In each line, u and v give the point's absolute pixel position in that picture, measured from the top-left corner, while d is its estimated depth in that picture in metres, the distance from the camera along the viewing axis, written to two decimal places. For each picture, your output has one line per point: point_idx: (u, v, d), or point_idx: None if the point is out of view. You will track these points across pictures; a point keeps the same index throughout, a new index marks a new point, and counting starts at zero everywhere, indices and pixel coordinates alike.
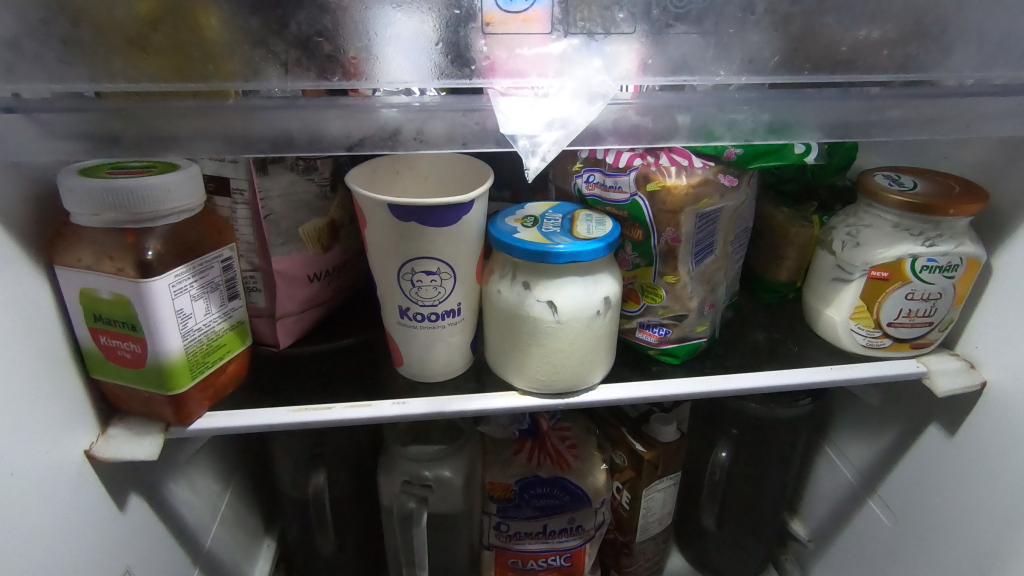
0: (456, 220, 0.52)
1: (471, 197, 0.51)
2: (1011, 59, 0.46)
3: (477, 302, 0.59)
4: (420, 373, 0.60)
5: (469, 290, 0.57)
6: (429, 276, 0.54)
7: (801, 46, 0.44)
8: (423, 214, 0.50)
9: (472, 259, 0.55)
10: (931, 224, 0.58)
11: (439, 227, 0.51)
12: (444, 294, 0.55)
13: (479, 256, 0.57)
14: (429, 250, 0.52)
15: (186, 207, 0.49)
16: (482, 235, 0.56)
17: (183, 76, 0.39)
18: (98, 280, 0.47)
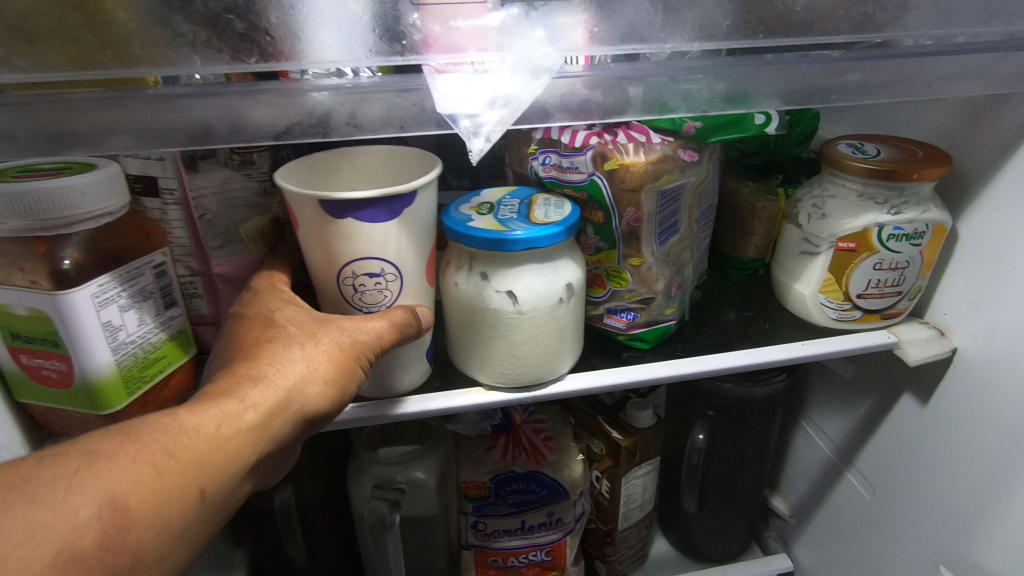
0: (396, 213, 0.48)
1: (410, 186, 0.47)
2: (966, 17, 0.44)
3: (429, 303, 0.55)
4: (374, 389, 0.54)
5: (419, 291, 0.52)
6: (371, 277, 0.50)
7: (755, 8, 0.42)
8: (360, 209, 0.46)
9: (419, 257, 0.51)
10: (896, 191, 0.57)
11: (377, 222, 0.47)
12: (390, 295, 0.51)
13: (428, 252, 0.52)
14: (368, 248, 0.48)
15: (106, 209, 0.44)
16: (429, 229, 0.52)
17: (79, 63, 0.35)
18: (10, 296, 0.43)
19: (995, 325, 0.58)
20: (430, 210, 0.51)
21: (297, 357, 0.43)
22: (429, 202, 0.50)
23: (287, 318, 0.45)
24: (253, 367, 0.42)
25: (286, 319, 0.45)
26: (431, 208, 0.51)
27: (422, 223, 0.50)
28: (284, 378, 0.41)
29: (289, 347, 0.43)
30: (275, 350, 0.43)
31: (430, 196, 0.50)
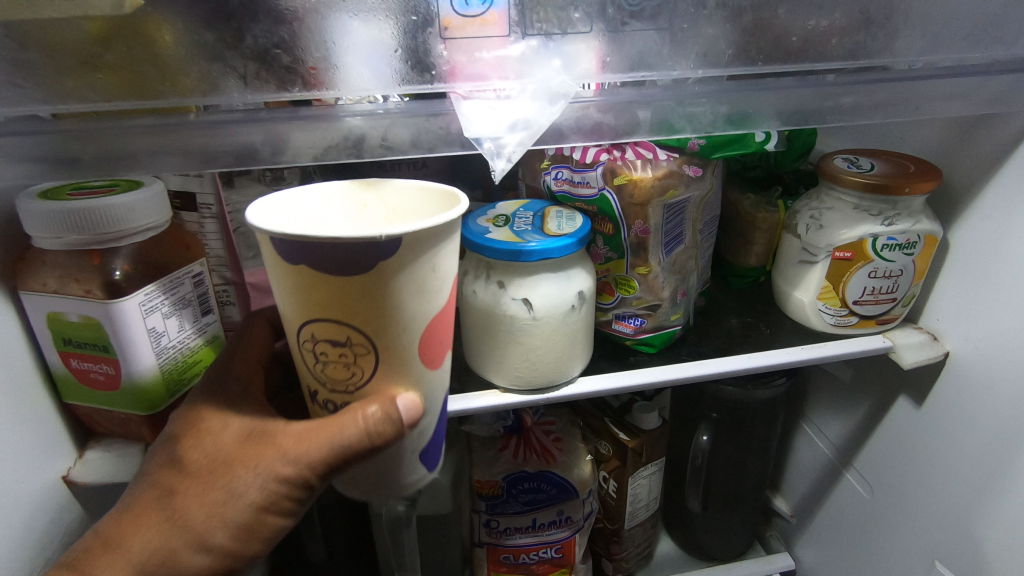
0: (376, 267, 0.33)
1: (397, 231, 0.32)
2: (952, 45, 0.48)
3: (428, 391, 0.40)
4: (357, 493, 0.43)
5: (408, 373, 0.38)
6: (337, 348, 0.36)
7: (755, 38, 0.45)
8: (325, 255, 0.32)
9: (406, 329, 0.36)
10: (889, 204, 0.60)
11: (347, 277, 0.33)
12: (362, 378, 0.37)
13: (429, 321, 0.37)
14: (333, 313, 0.35)
15: (152, 224, 0.48)
16: (432, 290, 0.36)
17: (139, 94, 0.38)
18: (66, 304, 0.46)
19: (984, 330, 0.61)
20: (439, 261, 0.36)
21: (173, 517, 0.40)
22: (434, 253, 0.35)
23: (193, 458, 0.41)
24: (128, 527, 0.41)
25: (194, 456, 0.41)
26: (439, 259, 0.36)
27: (421, 283, 0.35)
28: (149, 546, 0.40)
29: (173, 507, 0.40)
30: (158, 507, 0.41)
31: (436, 245, 0.35)
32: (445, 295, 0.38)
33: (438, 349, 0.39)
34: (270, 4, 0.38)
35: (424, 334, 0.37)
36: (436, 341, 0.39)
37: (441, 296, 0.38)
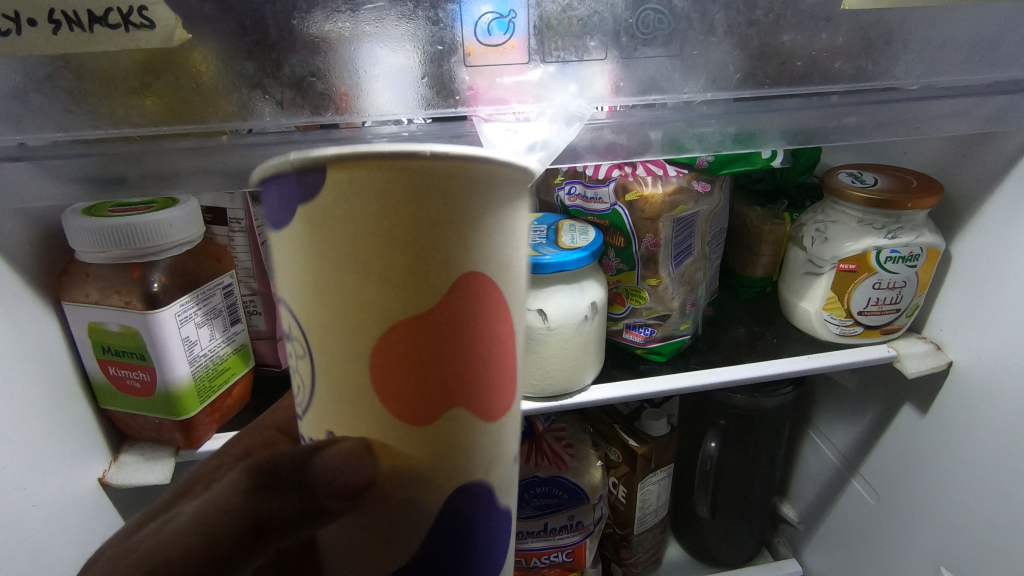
0: (328, 212, 0.23)
1: (352, 153, 0.22)
2: (951, 68, 0.50)
3: (451, 445, 0.26)
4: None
5: (401, 398, 0.25)
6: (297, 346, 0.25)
7: (761, 62, 0.47)
8: (271, 202, 0.24)
9: (343, 321, 0.24)
10: (892, 218, 0.62)
11: (298, 232, 0.23)
12: (333, 400, 0.25)
13: (434, 318, 0.24)
14: (292, 294, 0.25)
15: (186, 239, 0.51)
16: (438, 267, 0.23)
17: (183, 119, 0.41)
18: (107, 314, 0.49)
19: (986, 341, 0.62)
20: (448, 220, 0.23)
21: None
22: (433, 201, 0.22)
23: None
24: None
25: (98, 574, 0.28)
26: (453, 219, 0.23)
27: (405, 249, 0.23)
28: None
29: None
30: None
31: (434, 186, 0.22)
32: (473, 288, 0.24)
33: (459, 375, 0.25)
34: (307, 35, 0.41)
35: (415, 339, 0.24)
36: (455, 358, 0.25)
37: (460, 286, 0.24)
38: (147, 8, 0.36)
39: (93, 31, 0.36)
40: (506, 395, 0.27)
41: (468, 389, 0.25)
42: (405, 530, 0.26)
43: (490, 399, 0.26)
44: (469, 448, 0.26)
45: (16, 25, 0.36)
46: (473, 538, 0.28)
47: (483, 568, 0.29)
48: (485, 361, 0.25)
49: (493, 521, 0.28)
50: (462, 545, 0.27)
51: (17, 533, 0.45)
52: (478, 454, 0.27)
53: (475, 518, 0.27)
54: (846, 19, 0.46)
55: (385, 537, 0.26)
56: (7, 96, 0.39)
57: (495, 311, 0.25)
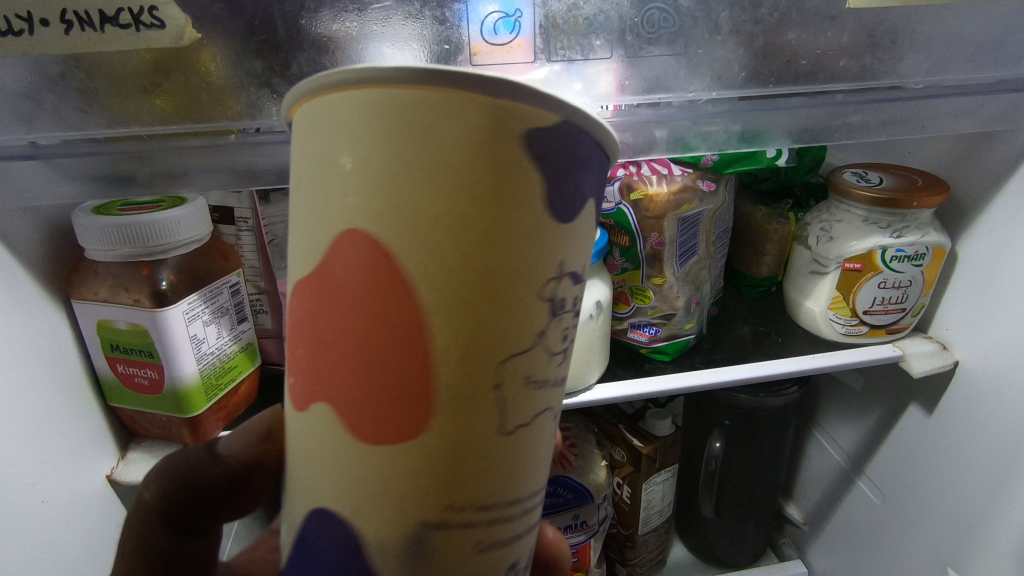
0: (394, 128, 0.24)
1: (424, 71, 0.23)
2: (956, 66, 0.50)
3: (487, 384, 0.26)
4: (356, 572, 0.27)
5: (439, 325, 0.25)
6: (340, 270, 0.26)
7: (766, 60, 0.47)
8: (343, 118, 0.25)
9: (421, 236, 0.24)
10: (898, 217, 0.62)
11: (360, 148, 0.24)
12: (371, 328, 0.25)
13: (480, 246, 0.25)
14: (341, 215, 0.25)
15: (195, 237, 0.51)
16: (491, 196, 0.24)
17: (192, 118, 0.41)
18: (116, 312, 0.49)
19: (994, 340, 0.62)
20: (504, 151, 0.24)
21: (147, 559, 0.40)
22: (491, 131, 0.24)
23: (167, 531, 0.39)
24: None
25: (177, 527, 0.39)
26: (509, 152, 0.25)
27: (462, 171, 0.24)
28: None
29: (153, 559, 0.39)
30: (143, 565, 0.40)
31: (497, 113, 0.24)
32: (521, 221, 0.25)
33: (500, 306, 0.25)
34: (314, 35, 0.41)
35: (485, 261, 0.25)
36: (495, 290, 0.25)
37: (509, 216, 0.25)
38: (157, 8, 0.36)
39: (104, 31, 0.36)
40: (546, 343, 0.27)
41: (508, 324, 0.26)
42: (429, 474, 0.26)
43: (528, 337, 0.26)
44: (504, 388, 0.26)
45: (29, 25, 0.36)
46: (492, 500, 0.28)
47: (495, 546, 0.28)
48: (526, 299, 0.26)
49: (515, 483, 0.28)
50: (478, 511, 0.27)
51: (27, 528, 0.45)
52: (514, 402, 0.27)
53: (498, 477, 0.27)
54: (851, 17, 0.46)
55: (406, 485, 0.26)
56: (20, 96, 0.39)
57: (542, 250, 0.26)
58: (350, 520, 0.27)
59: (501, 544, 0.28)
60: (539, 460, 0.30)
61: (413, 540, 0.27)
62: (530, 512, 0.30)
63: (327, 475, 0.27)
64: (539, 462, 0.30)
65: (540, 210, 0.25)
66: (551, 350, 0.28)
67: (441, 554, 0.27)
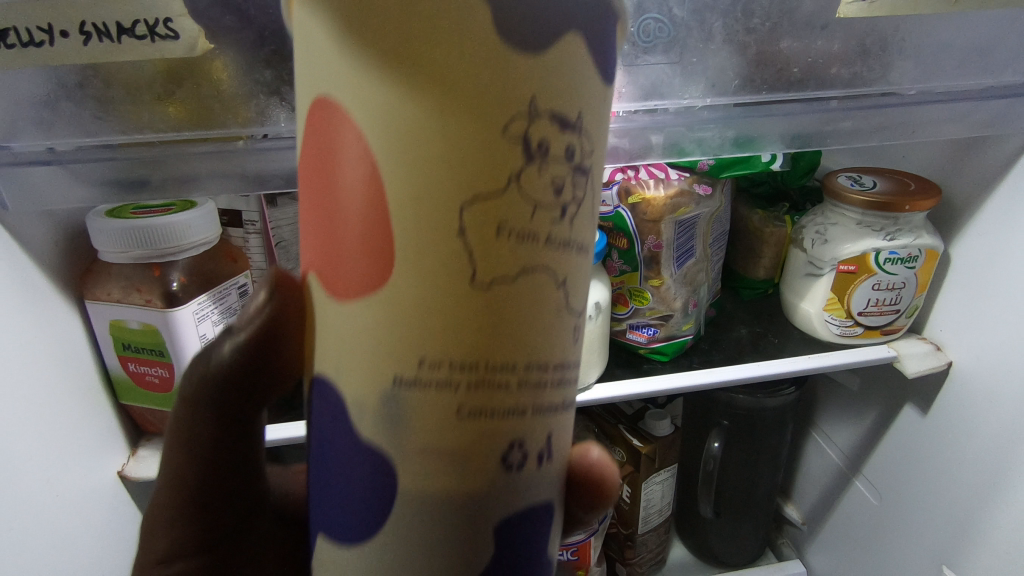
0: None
1: None
2: (944, 73, 0.51)
3: (486, 231, 0.23)
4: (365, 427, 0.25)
5: (426, 167, 0.22)
6: (329, 125, 0.24)
7: (759, 68, 0.48)
8: None
9: (411, 69, 0.22)
10: (890, 220, 0.63)
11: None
12: (357, 179, 0.23)
13: (463, 76, 0.22)
14: (321, 67, 0.23)
15: (204, 240, 0.52)
16: (467, 17, 0.22)
17: (203, 125, 0.43)
18: (128, 312, 0.51)
19: (987, 341, 0.63)
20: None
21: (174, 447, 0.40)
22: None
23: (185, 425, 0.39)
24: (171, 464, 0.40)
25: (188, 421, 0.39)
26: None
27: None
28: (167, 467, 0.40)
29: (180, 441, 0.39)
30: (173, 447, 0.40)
31: None
32: (507, 48, 0.22)
33: (491, 142, 0.22)
34: None
35: (483, 89, 0.22)
36: (486, 124, 0.22)
37: (495, 41, 0.22)
38: (171, 20, 0.38)
39: (121, 42, 0.38)
40: (553, 195, 0.24)
41: (505, 164, 0.23)
42: (436, 331, 0.23)
43: (540, 180, 0.23)
44: (506, 237, 0.23)
45: (49, 36, 0.38)
46: (504, 362, 0.24)
47: (514, 417, 0.25)
48: (523, 141, 0.23)
49: (529, 350, 0.24)
50: (488, 373, 0.24)
51: (44, 521, 0.47)
52: (519, 254, 0.23)
53: (507, 338, 0.24)
54: (844, 25, 0.47)
55: (403, 341, 0.24)
56: (39, 104, 0.41)
57: (535, 83, 0.23)
58: (355, 386, 0.25)
59: (520, 414, 0.25)
60: (562, 334, 0.26)
61: (418, 406, 0.24)
62: (558, 390, 0.26)
63: (336, 345, 0.25)
64: (560, 334, 0.25)
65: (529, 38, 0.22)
66: (560, 205, 0.24)
67: (452, 419, 0.24)
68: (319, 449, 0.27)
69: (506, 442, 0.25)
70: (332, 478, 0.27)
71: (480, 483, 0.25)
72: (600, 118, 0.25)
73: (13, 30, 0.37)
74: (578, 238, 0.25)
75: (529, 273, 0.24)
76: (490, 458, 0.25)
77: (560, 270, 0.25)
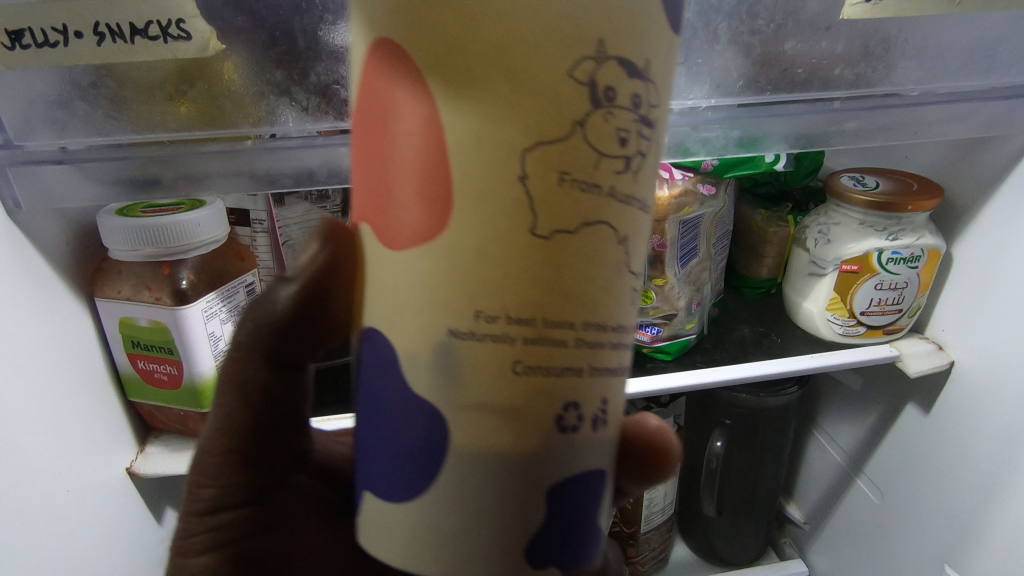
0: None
1: None
2: (947, 74, 0.51)
3: (549, 180, 0.24)
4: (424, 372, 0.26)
5: (491, 117, 0.23)
6: (394, 74, 0.24)
7: (763, 69, 0.49)
8: None
9: (480, 23, 0.22)
10: (893, 220, 0.63)
11: None
12: (422, 127, 0.24)
13: (535, 21, 0.22)
14: (389, 12, 0.24)
15: (213, 239, 0.53)
16: None
17: (214, 124, 0.43)
18: (138, 309, 0.52)
19: (989, 340, 0.63)
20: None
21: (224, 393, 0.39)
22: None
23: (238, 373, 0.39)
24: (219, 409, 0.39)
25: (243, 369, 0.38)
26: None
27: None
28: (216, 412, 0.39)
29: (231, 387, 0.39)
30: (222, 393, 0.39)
31: None
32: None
33: (558, 90, 0.23)
34: (331, 45, 0.42)
35: (550, 45, 0.23)
36: (554, 73, 0.23)
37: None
38: (184, 21, 0.38)
39: (134, 43, 0.39)
40: (616, 147, 0.24)
41: (569, 112, 0.23)
42: (499, 279, 0.24)
43: (605, 134, 0.24)
44: (568, 187, 0.24)
45: (63, 37, 0.38)
46: (562, 318, 0.25)
47: (569, 374, 0.26)
48: (588, 89, 0.23)
49: (588, 303, 0.25)
50: (546, 327, 0.25)
51: (54, 515, 0.47)
52: (581, 206, 0.24)
53: (566, 292, 0.25)
54: (848, 27, 0.47)
55: (463, 290, 0.24)
56: (53, 103, 0.42)
57: (603, 34, 0.23)
58: (413, 333, 0.26)
59: (575, 372, 0.26)
60: (620, 290, 0.26)
61: (478, 352, 0.25)
62: (612, 350, 0.27)
63: (394, 292, 0.26)
64: (617, 289, 0.26)
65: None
66: (625, 158, 0.25)
67: (510, 371, 0.25)
68: (370, 389, 0.28)
69: (560, 401, 0.26)
70: (392, 429, 0.27)
71: (533, 439, 0.26)
72: (667, 68, 0.26)
73: (28, 31, 0.38)
74: (639, 192, 0.26)
75: (590, 226, 0.24)
76: (543, 417, 0.26)
77: (622, 227, 0.25)
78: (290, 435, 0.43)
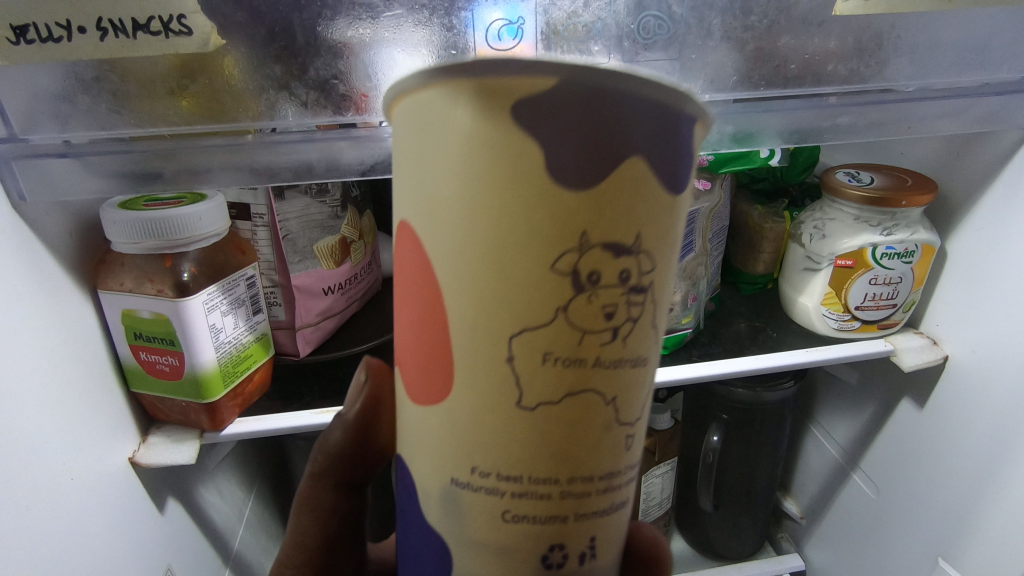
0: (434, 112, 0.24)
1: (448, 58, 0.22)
2: (939, 71, 0.52)
3: (533, 359, 0.24)
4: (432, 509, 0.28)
5: (480, 298, 0.24)
6: (408, 251, 0.26)
7: (758, 64, 0.49)
8: (411, 114, 0.25)
9: (472, 220, 0.24)
10: (888, 215, 0.64)
11: (415, 139, 0.25)
12: (425, 298, 0.26)
13: (517, 220, 0.23)
14: (407, 201, 0.26)
15: (215, 232, 0.54)
16: (523, 173, 0.23)
17: (214, 118, 0.44)
18: (139, 301, 0.52)
19: (983, 334, 0.64)
20: (533, 121, 0.22)
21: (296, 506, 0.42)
22: (515, 106, 0.22)
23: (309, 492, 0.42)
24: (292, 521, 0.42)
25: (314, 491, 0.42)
26: (538, 123, 0.22)
27: (496, 150, 0.23)
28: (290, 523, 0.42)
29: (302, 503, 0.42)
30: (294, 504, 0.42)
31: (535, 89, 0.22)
32: (562, 195, 0.23)
33: (543, 277, 0.23)
34: (330, 40, 0.44)
35: (535, 241, 0.23)
36: (538, 267, 0.23)
37: (546, 192, 0.23)
38: (186, 17, 0.39)
39: (137, 38, 0.39)
40: (604, 322, 0.24)
41: (554, 296, 0.24)
42: (490, 445, 0.26)
43: (591, 311, 0.24)
44: (551, 365, 0.24)
45: (67, 32, 0.39)
46: (549, 477, 0.26)
47: (555, 522, 0.27)
48: (572, 279, 0.24)
49: (574, 465, 0.26)
50: (532, 485, 0.26)
51: (60, 502, 0.48)
52: (565, 379, 0.25)
53: (553, 455, 0.26)
54: (839, 23, 0.48)
55: (460, 449, 0.26)
56: (58, 98, 0.42)
57: (587, 223, 0.23)
58: (424, 471, 0.28)
59: (561, 521, 0.27)
60: (611, 446, 0.27)
61: (473, 503, 0.27)
62: (604, 497, 0.27)
63: (411, 435, 0.29)
64: (608, 445, 0.26)
65: (585, 181, 0.23)
66: (613, 328, 0.25)
67: (500, 521, 0.27)
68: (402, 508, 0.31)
69: (545, 544, 0.27)
70: (414, 540, 0.30)
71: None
72: (665, 230, 0.25)
73: (32, 26, 0.39)
74: (632, 353, 0.26)
75: (575, 396, 0.25)
76: (529, 556, 0.27)
77: (611, 390, 0.26)
78: (358, 546, 0.44)
